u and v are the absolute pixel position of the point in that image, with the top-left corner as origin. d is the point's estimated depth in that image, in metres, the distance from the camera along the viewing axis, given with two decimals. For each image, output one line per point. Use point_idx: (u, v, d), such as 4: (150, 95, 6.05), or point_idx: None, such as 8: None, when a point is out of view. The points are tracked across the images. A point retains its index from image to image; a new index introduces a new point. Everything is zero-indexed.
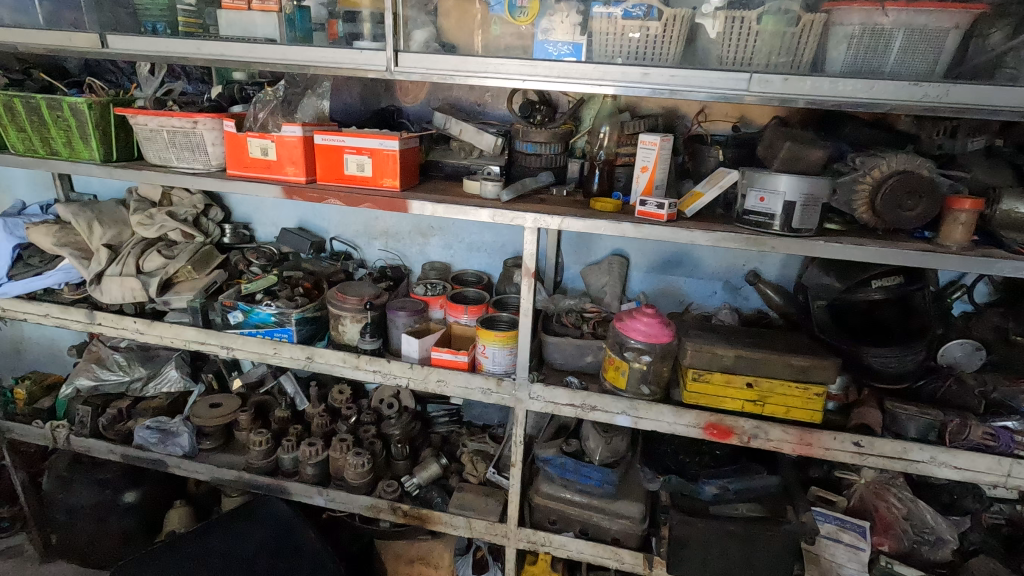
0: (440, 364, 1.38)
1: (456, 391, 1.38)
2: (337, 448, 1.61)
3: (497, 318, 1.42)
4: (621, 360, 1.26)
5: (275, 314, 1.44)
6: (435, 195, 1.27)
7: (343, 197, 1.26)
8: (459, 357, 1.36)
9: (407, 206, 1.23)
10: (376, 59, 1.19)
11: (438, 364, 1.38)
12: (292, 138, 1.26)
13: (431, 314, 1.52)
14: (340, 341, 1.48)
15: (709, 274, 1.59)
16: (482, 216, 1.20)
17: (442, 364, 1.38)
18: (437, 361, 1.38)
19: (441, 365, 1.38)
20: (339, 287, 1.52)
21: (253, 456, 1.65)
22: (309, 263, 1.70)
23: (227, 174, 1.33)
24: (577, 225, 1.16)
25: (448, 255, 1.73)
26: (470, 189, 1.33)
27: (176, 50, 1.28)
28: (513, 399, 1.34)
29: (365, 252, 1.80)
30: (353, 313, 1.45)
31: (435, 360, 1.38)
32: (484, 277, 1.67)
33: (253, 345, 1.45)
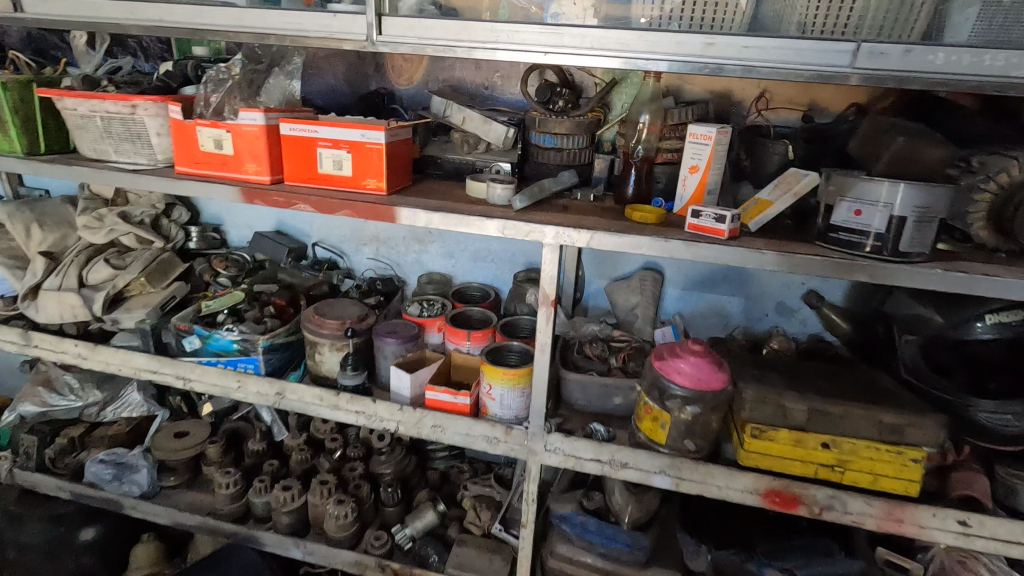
0: (436, 406, 1.14)
1: (456, 439, 1.13)
2: (317, 493, 1.37)
3: (506, 348, 1.18)
4: (661, 410, 1.01)
5: (237, 341, 1.19)
6: (429, 200, 1.02)
7: (315, 201, 1.00)
8: (459, 399, 1.12)
9: (394, 215, 0.97)
10: (355, 26, 0.93)
11: (434, 406, 1.14)
12: (252, 128, 1.01)
13: (428, 339, 1.28)
14: (317, 373, 1.23)
15: (759, 293, 1.33)
16: (488, 229, 0.94)
17: (439, 406, 1.14)
18: (432, 402, 1.14)
19: (438, 408, 1.14)
20: (317, 306, 1.27)
21: (218, 501, 1.41)
22: (285, 274, 1.46)
23: (175, 171, 1.08)
24: (610, 242, 0.90)
25: (448, 265, 1.48)
26: (473, 194, 1.06)
27: (108, 15, 1.03)
28: (524, 451, 1.09)
29: (353, 261, 1.55)
30: (332, 341, 1.20)
31: (429, 401, 1.14)
32: (491, 292, 1.41)
33: (214, 377, 1.20)
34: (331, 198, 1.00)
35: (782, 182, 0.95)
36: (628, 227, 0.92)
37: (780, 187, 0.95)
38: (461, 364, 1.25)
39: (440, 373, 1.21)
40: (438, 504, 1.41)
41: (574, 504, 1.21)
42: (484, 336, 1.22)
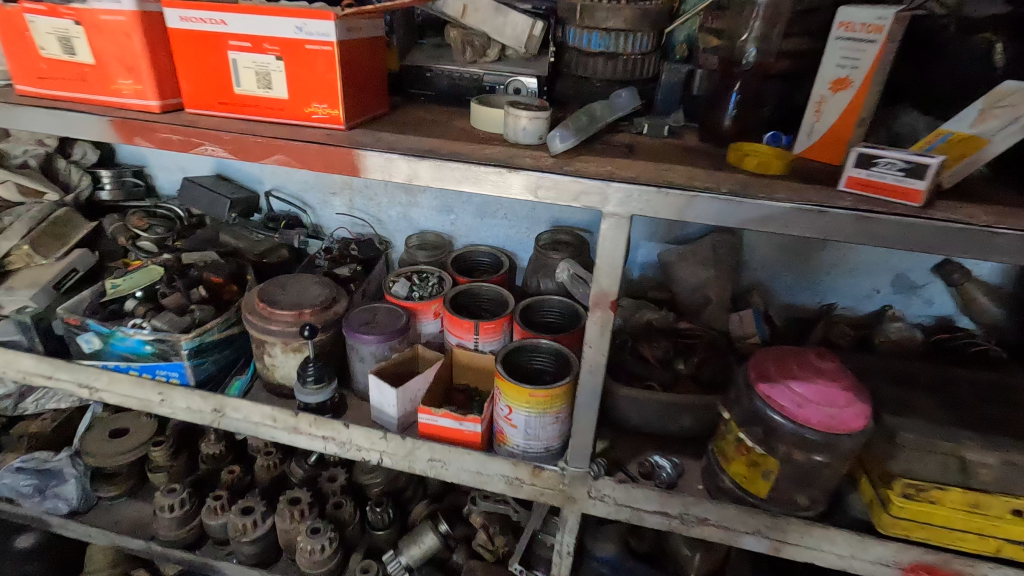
0: (433, 433, 0.81)
1: (463, 477, 0.81)
2: (284, 517, 1.08)
3: (530, 349, 0.82)
4: (764, 455, 0.69)
5: (150, 342, 0.84)
6: (414, 137, 0.64)
7: (227, 140, 0.62)
8: (466, 426, 0.79)
9: (356, 164, 0.60)
10: None
11: (430, 433, 0.81)
12: (114, 16, 0.61)
13: (420, 327, 0.93)
14: (270, 379, 0.89)
15: (869, 264, 0.97)
16: (510, 189, 0.57)
17: (437, 434, 0.81)
18: (427, 427, 0.81)
19: (434, 435, 0.81)
20: (266, 286, 0.91)
21: (160, 527, 1.10)
22: (227, 235, 1.09)
23: (17, 92, 0.69)
24: (716, 212, 0.53)
25: (446, 222, 1.11)
26: (483, 127, 0.68)
27: None
28: (559, 496, 0.78)
29: (320, 215, 1.18)
30: (284, 338, 0.85)
31: (423, 427, 0.81)
32: (504, 258, 1.05)
33: (127, 388, 0.88)
34: (253, 134, 0.62)
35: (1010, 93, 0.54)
36: (745, 181, 0.55)
37: (996, 112, 0.55)
38: (467, 365, 0.91)
39: (439, 380, 0.87)
40: (439, 523, 1.12)
41: (618, 545, 0.92)
42: (497, 327, 0.88)
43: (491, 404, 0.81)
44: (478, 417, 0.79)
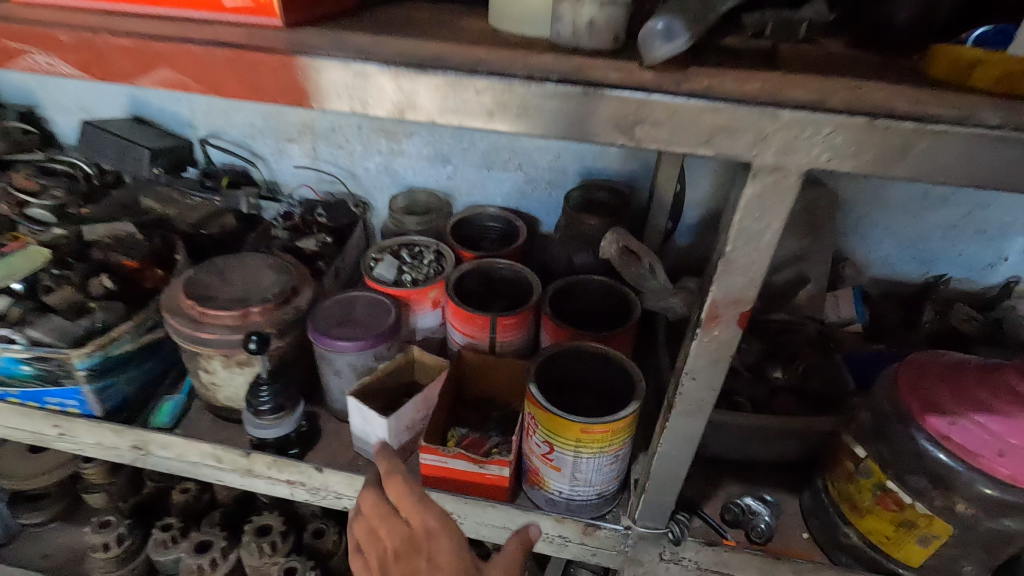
0: (438, 477, 0.59)
1: (485, 531, 0.61)
2: (250, 552, 0.85)
3: (569, 356, 0.58)
4: (926, 515, 0.48)
5: (30, 363, 0.59)
6: (400, 38, 0.37)
7: (72, 48, 0.35)
8: (487, 470, 0.56)
9: (298, 83, 0.33)
10: None
11: (434, 476, 0.59)
12: None
13: (414, 322, 0.69)
14: (211, 401, 0.65)
15: (1002, 225, 0.74)
16: (583, 129, 0.32)
17: (444, 478, 0.58)
18: (431, 469, 0.58)
19: (441, 479, 0.59)
20: (195, 274, 0.65)
21: (97, 567, 0.90)
22: (148, 198, 0.81)
23: None
24: (972, 166, 0.29)
25: (440, 177, 0.85)
26: (515, 25, 0.41)
27: None
28: (617, 558, 0.58)
29: (273, 168, 0.90)
30: (224, 350, 0.60)
31: (425, 469, 0.58)
32: (519, 223, 0.79)
33: (14, 419, 0.64)
34: (116, 37, 0.35)
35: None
36: (1009, 105, 0.30)
37: None
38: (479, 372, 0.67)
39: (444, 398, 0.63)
40: None
41: None
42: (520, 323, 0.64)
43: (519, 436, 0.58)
44: (504, 458, 0.56)
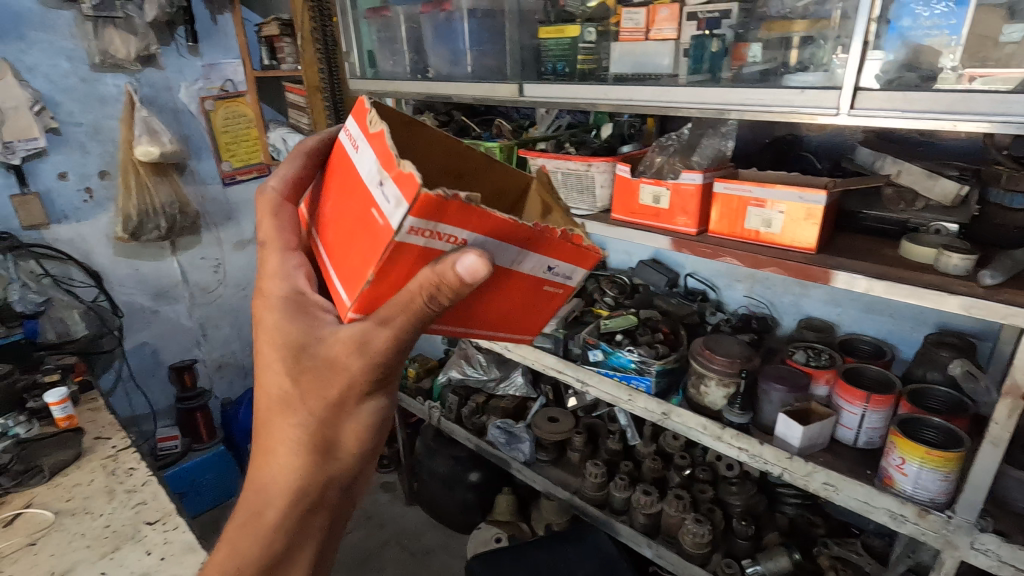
0: (343, 173, 0.61)
1: (850, 503, 1.11)
2: (673, 505, 1.51)
3: (922, 422, 1.07)
4: None
5: (635, 361, 1.38)
6: (864, 263, 1.01)
7: (742, 256, 1.09)
8: (381, 194, 0.50)
9: (828, 276, 0.99)
10: (823, 101, 0.94)
11: (350, 167, 0.58)
12: (690, 187, 1.14)
13: (814, 390, 1.27)
14: (699, 401, 1.34)
15: None
16: (947, 305, 0.88)
17: (344, 164, 0.61)
18: (374, 143, 0.53)
19: (348, 193, 0.58)
20: (705, 341, 1.37)
21: (586, 486, 1.68)
22: (660, 300, 1.61)
23: (611, 218, 1.30)
24: None
25: (833, 312, 1.44)
26: (914, 259, 1.01)
27: (584, 96, 1.27)
28: (941, 540, 1.00)
29: (724, 294, 1.64)
30: (722, 376, 1.29)
31: (372, 133, 0.53)
32: (887, 348, 1.32)
33: (610, 387, 1.44)
34: (761, 255, 1.07)
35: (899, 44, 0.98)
36: None
37: None
38: None
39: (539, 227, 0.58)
40: (793, 552, 1.40)
41: None
42: (576, 238, 0.61)
43: (451, 229, 0.49)
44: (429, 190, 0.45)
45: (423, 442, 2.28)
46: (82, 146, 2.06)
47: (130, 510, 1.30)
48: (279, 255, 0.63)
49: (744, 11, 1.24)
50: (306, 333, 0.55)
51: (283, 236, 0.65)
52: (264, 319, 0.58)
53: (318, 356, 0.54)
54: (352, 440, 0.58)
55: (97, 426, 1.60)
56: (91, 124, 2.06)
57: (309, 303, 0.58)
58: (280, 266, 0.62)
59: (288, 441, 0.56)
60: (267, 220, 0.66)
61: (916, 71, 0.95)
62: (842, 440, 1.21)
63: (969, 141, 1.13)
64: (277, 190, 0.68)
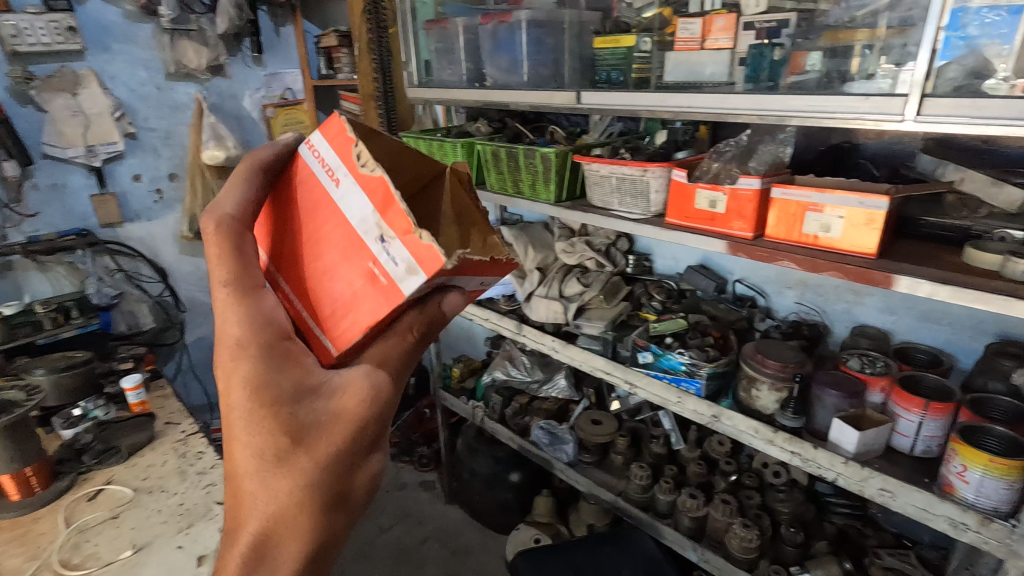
0: (308, 208, 0.57)
1: (907, 510, 1.10)
2: (720, 509, 1.51)
3: (984, 430, 1.07)
4: None
5: (686, 363, 1.40)
6: (927, 268, 1.01)
7: (800, 260, 1.11)
8: (383, 253, 0.52)
9: (890, 281, 1.00)
10: (889, 107, 0.96)
11: (322, 204, 0.56)
12: (748, 192, 1.16)
13: (868, 397, 1.27)
14: (750, 405, 1.35)
15: None
16: (1016, 310, 0.88)
17: (310, 197, 0.57)
18: (365, 194, 0.52)
19: (313, 235, 0.56)
20: (757, 345, 1.38)
21: (632, 488, 1.70)
22: (709, 305, 1.62)
23: (665, 222, 1.33)
24: None
25: (888, 321, 1.43)
26: (978, 265, 1.01)
27: (642, 103, 1.31)
28: (1005, 550, 0.99)
29: (773, 301, 1.64)
30: (774, 380, 1.29)
31: (364, 184, 0.52)
32: (945, 357, 1.30)
33: (659, 389, 1.46)
34: (821, 259, 1.09)
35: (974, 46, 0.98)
36: None
37: None
38: None
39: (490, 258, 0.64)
40: (844, 562, 1.39)
41: None
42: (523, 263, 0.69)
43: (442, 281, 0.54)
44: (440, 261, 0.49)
45: (464, 441, 2.33)
46: (155, 150, 2.19)
47: (202, 490, 1.38)
48: (243, 299, 0.50)
49: (803, 21, 1.26)
50: (300, 385, 0.48)
51: (248, 278, 0.51)
52: (239, 378, 0.47)
53: (319, 410, 0.48)
54: (364, 492, 0.50)
55: (167, 412, 1.70)
56: (163, 129, 2.20)
57: (295, 349, 0.50)
58: (257, 307, 0.50)
59: (292, 518, 0.46)
60: (217, 256, 0.51)
61: (987, 76, 0.96)
62: (898, 447, 1.20)
63: None
64: (237, 219, 0.53)
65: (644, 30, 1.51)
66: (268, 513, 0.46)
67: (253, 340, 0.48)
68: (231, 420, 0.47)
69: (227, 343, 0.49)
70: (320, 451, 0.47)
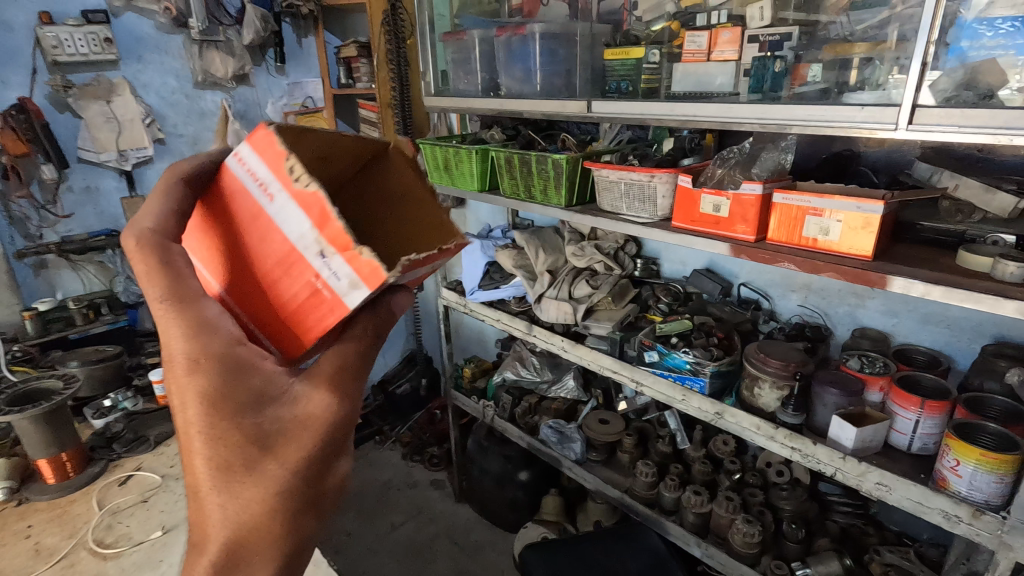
0: (241, 216, 0.50)
1: (903, 503, 1.14)
2: (724, 506, 1.55)
3: (978, 428, 1.10)
4: None
5: (690, 362, 1.44)
6: (921, 270, 1.06)
7: (800, 262, 1.16)
8: (324, 268, 0.47)
9: (885, 282, 1.05)
10: (883, 117, 1.02)
11: (252, 216, 0.49)
12: (750, 197, 1.21)
13: (867, 396, 1.31)
14: (753, 403, 1.40)
15: None
16: (1004, 309, 0.93)
17: (242, 205, 0.50)
18: (300, 209, 0.46)
19: (256, 255, 0.50)
20: (759, 345, 1.43)
21: (638, 485, 1.74)
22: (715, 307, 1.67)
23: (672, 225, 1.39)
24: None
25: (889, 323, 1.48)
26: (969, 267, 1.06)
27: (650, 112, 1.37)
28: (996, 541, 1.03)
29: (777, 303, 1.69)
30: (775, 378, 1.34)
31: (297, 199, 0.46)
32: (943, 358, 1.34)
33: (665, 387, 1.51)
34: (819, 260, 1.14)
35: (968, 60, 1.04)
36: None
37: None
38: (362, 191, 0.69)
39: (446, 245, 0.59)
40: (844, 558, 1.43)
41: None
42: None
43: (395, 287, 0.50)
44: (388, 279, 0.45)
45: (475, 440, 2.38)
46: (182, 155, 2.29)
47: None
48: (185, 317, 0.46)
49: (805, 35, 1.32)
50: (261, 394, 0.47)
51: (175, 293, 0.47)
52: (196, 393, 0.45)
53: (283, 417, 0.47)
54: (337, 489, 0.51)
55: None
56: (191, 135, 2.30)
57: (250, 357, 0.47)
58: (202, 321, 0.46)
59: (259, 531, 0.46)
60: (145, 276, 0.47)
61: (978, 89, 1.02)
62: (896, 445, 1.24)
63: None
64: (158, 234, 0.47)
65: (653, 42, 1.57)
66: (243, 517, 0.46)
67: (204, 352, 0.46)
68: (192, 436, 0.45)
69: (175, 361, 0.46)
70: (292, 452, 0.47)
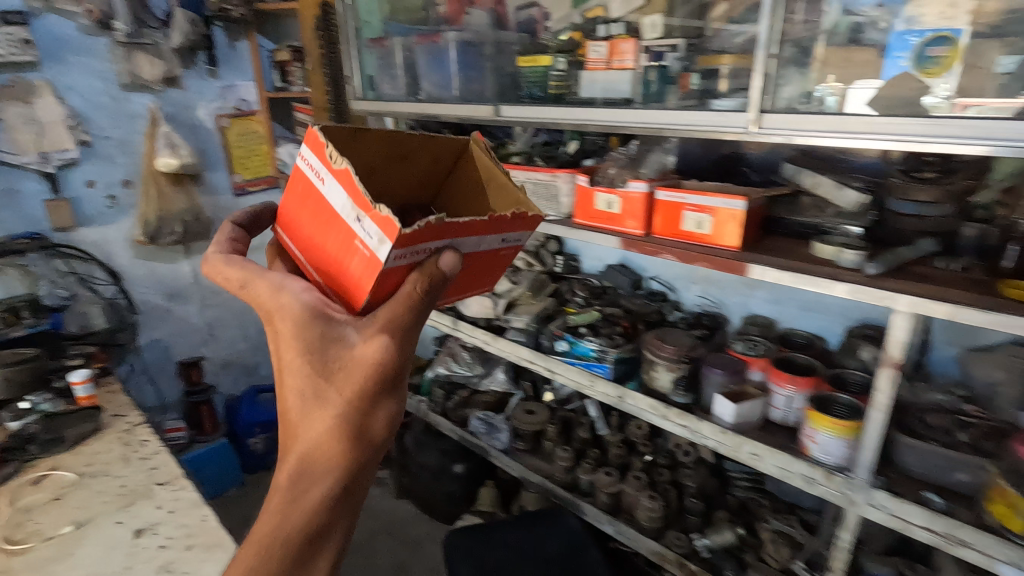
0: (312, 207, 0.71)
1: (772, 470, 1.27)
2: (632, 485, 1.67)
3: (834, 400, 1.23)
4: (1020, 497, 0.96)
5: (595, 350, 1.55)
6: (778, 258, 1.18)
7: (678, 252, 1.27)
8: (361, 229, 0.64)
9: (746, 269, 1.17)
10: (735, 121, 1.16)
11: (317, 202, 0.69)
12: (637, 194, 1.32)
13: (750, 376, 1.42)
14: (651, 386, 1.51)
15: None
16: (836, 291, 1.06)
17: (310, 200, 0.71)
18: (341, 186, 0.65)
19: (322, 225, 0.70)
20: (657, 333, 1.54)
21: (557, 469, 1.86)
22: (626, 299, 1.78)
23: (573, 221, 1.49)
24: (981, 320, 0.91)
25: (775, 310, 1.61)
26: (818, 254, 1.19)
27: (550, 116, 1.47)
28: (845, 498, 1.16)
29: (682, 295, 1.81)
30: (669, 362, 1.45)
31: (338, 178, 0.65)
32: (818, 340, 1.48)
33: (574, 374, 1.60)
34: (694, 251, 1.25)
35: (806, 73, 1.19)
36: (1005, 304, 0.92)
37: None
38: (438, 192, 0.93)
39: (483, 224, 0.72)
40: (737, 528, 1.55)
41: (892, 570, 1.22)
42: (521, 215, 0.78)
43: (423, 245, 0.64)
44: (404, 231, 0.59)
45: (411, 436, 2.43)
46: (110, 156, 2.27)
47: (144, 474, 1.46)
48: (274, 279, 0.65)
49: (691, 47, 1.44)
50: (325, 335, 0.60)
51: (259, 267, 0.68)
52: (285, 328, 0.60)
53: (342, 353, 0.59)
54: (380, 422, 0.61)
55: (114, 406, 1.78)
56: (119, 137, 2.27)
57: (324, 308, 0.62)
58: (280, 283, 0.64)
59: (324, 436, 0.59)
60: (236, 265, 0.68)
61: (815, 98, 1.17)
62: (775, 419, 1.35)
63: (875, 158, 1.32)
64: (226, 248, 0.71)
65: (560, 51, 1.68)
66: (309, 429, 0.59)
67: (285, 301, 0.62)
68: (281, 360, 0.61)
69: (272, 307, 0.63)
70: (344, 382, 0.59)
